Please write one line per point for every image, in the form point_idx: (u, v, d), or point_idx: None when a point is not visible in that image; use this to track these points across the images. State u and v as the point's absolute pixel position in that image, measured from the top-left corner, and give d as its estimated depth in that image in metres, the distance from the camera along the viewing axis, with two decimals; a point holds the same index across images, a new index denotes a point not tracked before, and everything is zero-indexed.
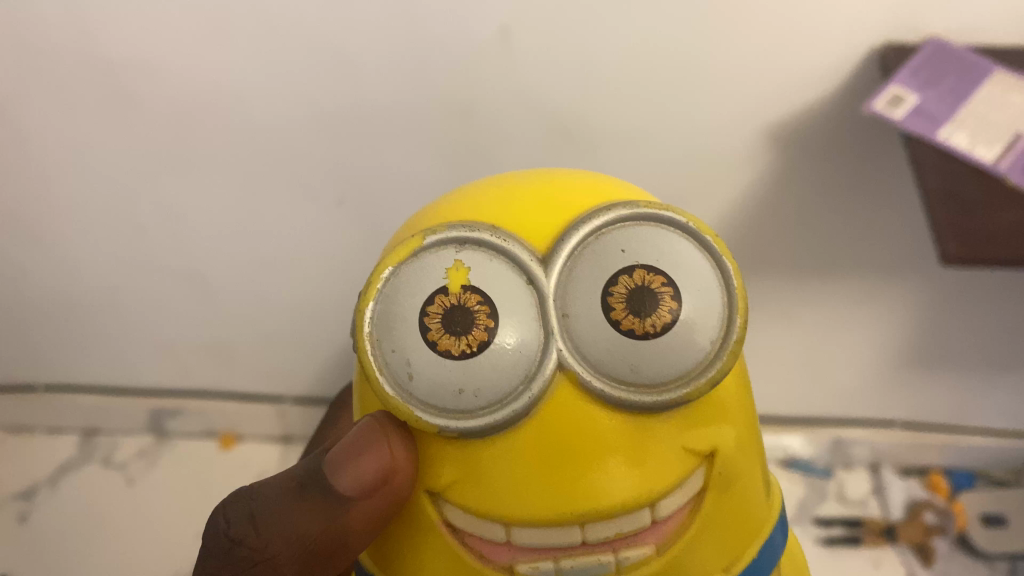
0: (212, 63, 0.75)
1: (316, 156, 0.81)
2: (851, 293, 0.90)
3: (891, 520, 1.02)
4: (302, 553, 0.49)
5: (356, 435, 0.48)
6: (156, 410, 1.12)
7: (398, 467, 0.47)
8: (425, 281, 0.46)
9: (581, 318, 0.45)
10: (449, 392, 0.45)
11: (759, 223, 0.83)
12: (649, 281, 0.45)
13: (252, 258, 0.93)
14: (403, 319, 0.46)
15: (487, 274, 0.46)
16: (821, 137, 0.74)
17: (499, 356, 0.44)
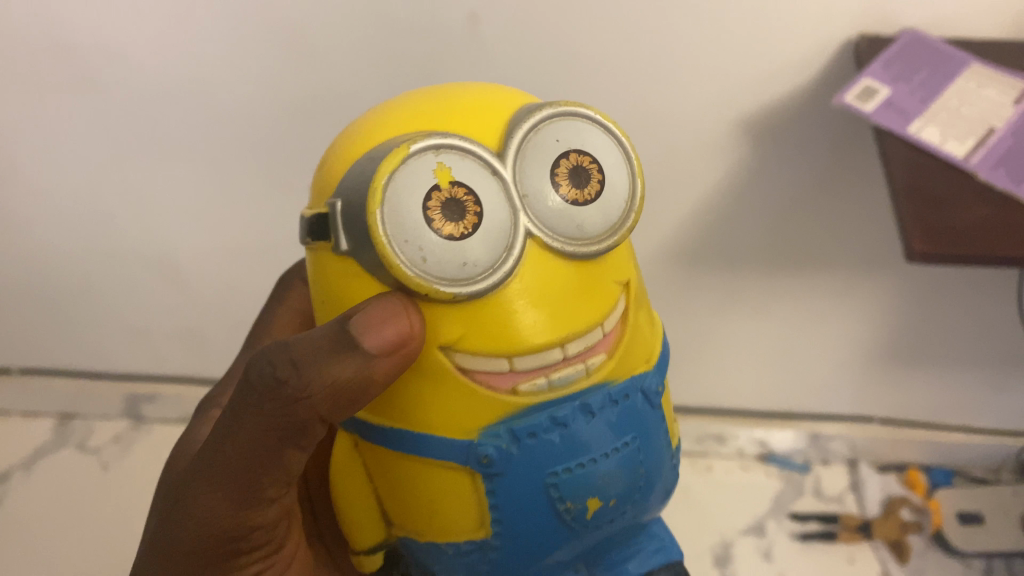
0: (178, 47, 0.74)
1: (286, 144, 0.80)
2: (832, 290, 0.89)
3: (867, 516, 1.02)
4: (333, 401, 0.45)
5: (380, 308, 0.43)
6: (132, 395, 1.11)
7: (415, 336, 0.44)
8: (423, 176, 0.43)
9: (544, 197, 0.45)
10: (450, 268, 0.43)
11: (735, 215, 0.82)
12: (578, 161, 0.46)
13: (229, 244, 0.92)
14: (410, 211, 0.42)
15: (471, 164, 0.44)
16: (798, 129, 0.74)
17: (491, 231, 0.43)
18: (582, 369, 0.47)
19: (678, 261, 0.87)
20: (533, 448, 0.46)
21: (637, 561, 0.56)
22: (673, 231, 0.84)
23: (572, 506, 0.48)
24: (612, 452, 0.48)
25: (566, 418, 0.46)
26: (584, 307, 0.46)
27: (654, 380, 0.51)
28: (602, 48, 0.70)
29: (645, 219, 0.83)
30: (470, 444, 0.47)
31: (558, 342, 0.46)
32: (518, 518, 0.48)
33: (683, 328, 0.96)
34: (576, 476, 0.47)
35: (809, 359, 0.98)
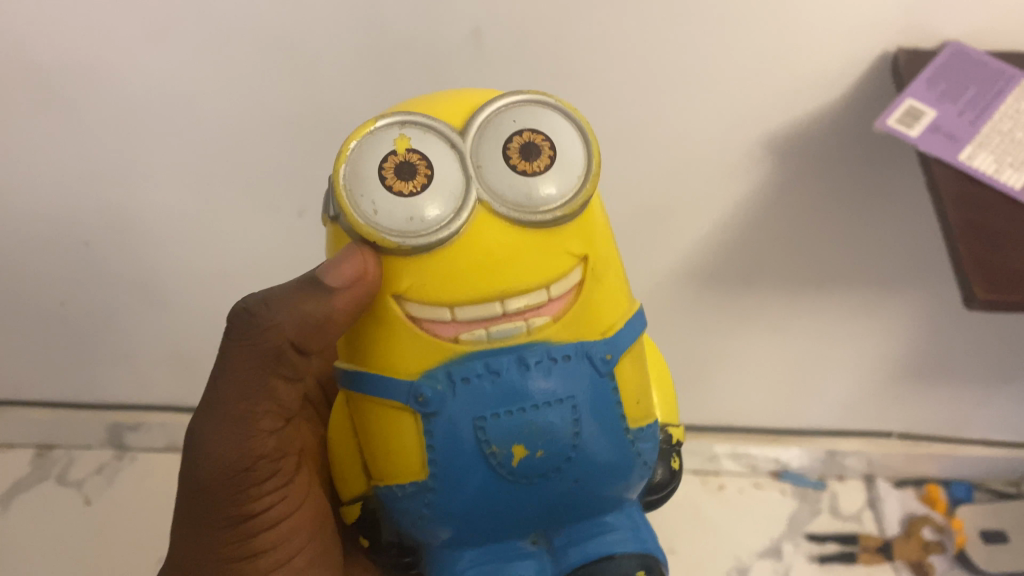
0: (155, 65, 0.68)
1: (274, 167, 0.74)
2: (857, 308, 0.84)
3: (888, 537, 0.98)
4: (304, 331, 0.47)
5: (338, 256, 0.45)
6: (113, 424, 1.05)
7: (371, 278, 0.44)
8: (383, 141, 0.44)
9: (491, 164, 0.44)
10: (399, 222, 0.43)
11: (758, 234, 0.77)
12: (531, 137, 0.45)
13: (214, 270, 0.86)
14: (367, 169, 0.43)
15: (433, 136, 0.44)
16: (827, 147, 0.69)
17: (439, 193, 0.43)
18: (522, 326, 0.45)
19: (695, 280, 0.82)
20: (467, 393, 0.44)
21: (605, 542, 0.49)
22: (690, 251, 0.79)
23: (498, 451, 0.44)
24: (549, 406, 0.45)
25: (499, 367, 0.44)
26: (527, 266, 0.45)
27: (601, 349, 0.47)
28: (620, 62, 0.65)
29: (664, 237, 0.78)
30: (410, 386, 0.45)
31: (494, 295, 0.44)
32: (451, 471, 0.45)
33: (698, 347, 0.91)
34: (510, 427, 0.44)
35: (824, 382, 0.94)
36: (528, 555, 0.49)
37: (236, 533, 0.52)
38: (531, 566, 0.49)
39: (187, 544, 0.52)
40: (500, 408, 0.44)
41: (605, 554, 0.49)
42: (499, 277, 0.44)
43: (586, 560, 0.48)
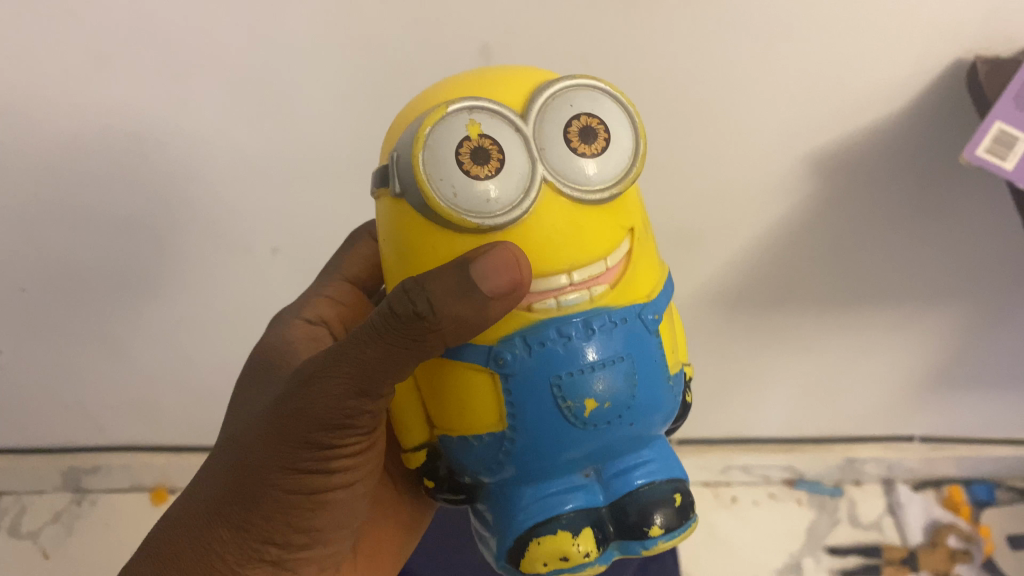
0: (104, 98, 0.60)
1: (246, 201, 0.67)
2: (874, 315, 0.79)
3: (911, 547, 0.91)
4: (453, 339, 0.40)
5: (501, 263, 0.38)
6: (68, 469, 0.94)
7: (523, 282, 0.39)
8: (455, 125, 0.40)
9: (555, 148, 0.41)
10: (476, 203, 0.40)
11: (775, 248, 0.71)
12: (587, 123, 0.41)
13: (176, 314, 0.77)
14: (442, 153, 0.40)
15: (503, 121, 0.41)
16: (863, 157, 0.64)
17: (513, 175, 0.40)
18: (587, 295, 0.43)
19: (707, 297, 0.76)
20: (541, 356, 0.42)
21: (644, 471, 0.46)
22: (703, 268, 0.73)
23: (572, 405, 0.42)
24: (613, 364, 0.42)
25: (571, 331, 0.42)
26: (591, 240, 0.42)
27: (651, 312, 0.45)
28: (635, 82, 0.59)
29: (677, 256, 0.72)
30: (488, 350, 0.43)
31: (563, 269, 0.42)
32: (526, 432, 0.43)
33: (709, 361, 0.84)
34: (581, 383, 0.42)
35: (844, 389, 0.89)
36: (579, 487, 0.45)
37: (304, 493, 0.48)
38: (581, 498, 0.45)
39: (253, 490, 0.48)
40: (573, 365, 0.42)
41: (643, 482, 0.45)
42: (566, 249, 0.42)
43: (630, 490, 0.45)
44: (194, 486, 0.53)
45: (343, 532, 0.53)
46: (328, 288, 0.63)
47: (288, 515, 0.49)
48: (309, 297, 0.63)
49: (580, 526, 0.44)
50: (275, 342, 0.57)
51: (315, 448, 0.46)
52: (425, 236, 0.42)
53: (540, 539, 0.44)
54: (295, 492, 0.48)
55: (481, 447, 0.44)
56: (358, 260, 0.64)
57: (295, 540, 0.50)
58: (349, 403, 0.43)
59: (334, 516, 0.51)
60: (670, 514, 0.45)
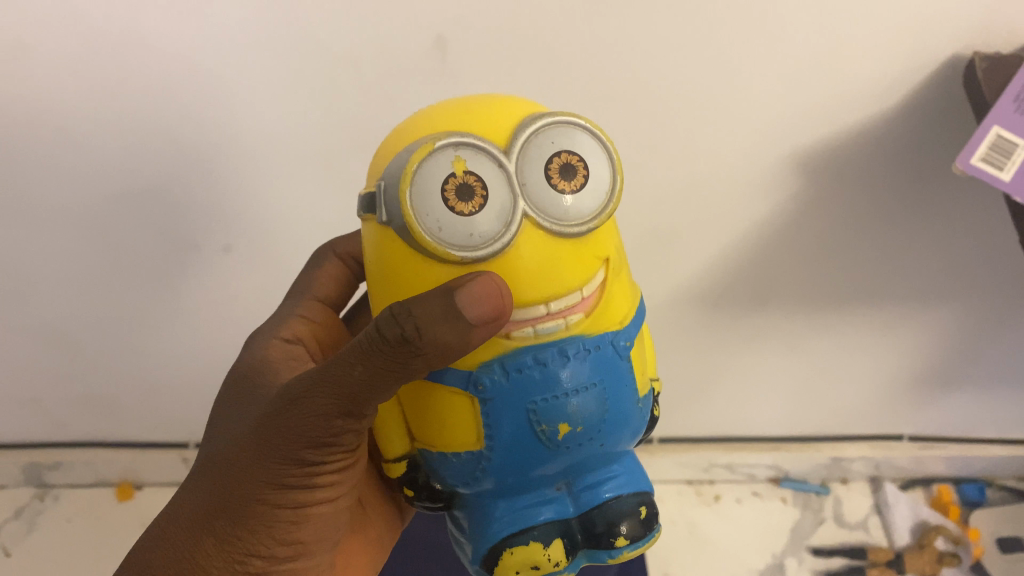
0: (33, 88, 0.56)
1: (194, 199, 0.63)
2: (862, 314, 0.75)
3: (898, 549, 0.87)
4: (439, 363, 0.36)
5: (484, 293, 0.34)
6: (28, 465, 0.90)
7: (506, 311, 0.35)
8: (438, 159, 0.36)
9: (537, 185, 0.37)
10: (459, 238, 0.36)
11: (758, 248, 0.67)
12: (572, 156, 0.38)
13: (132, 312, 0.74)
14: (426, 186, 0.36)
15: (487, 157, 0.37)
16: (852, 155, 0.60)
17: (496, 212, 0.36)
18: (563, 324, 0.39)
19: (686, 296, 0.72)
20: (518, 381, 0.38)
21: (613, 484, 0.43)
22: (683, 267, 0.69)
23: (547, 430, 0.39)
24: (588, 388, 0.39)
25: (547, 355, 0.38)
26: (570, 269, 0.38)
27: (626, 336, 0.40)
28: (602, 73, 0.55)
29: (654, 255, 0.68)
30: (467, 375, 0.39)
31: (539, 299, 0.38)
32: (502, 455, 0.40)
33: (690, 359, 0.81)
34: (557, 407, 0.38)
35: (834, 387, 0.85)
36: (550, 500, 0.43)
37: (287, 509, 0.44)
38: (552, 510, 0.43)
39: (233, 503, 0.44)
40: (550, 391, 0.38)
41: (612, 496, 0.43)
42: (546, 280, 0.38)
43: (599, 503, 0.43)
44: (169, 504, 0.48)
45: (326, 550, 0.48)
46: (300, 309, 0.57)
47: (271, 531, 0.44)
48: (282, 320, 0.56)
49: (551, 537, 0.42)
50: (258, 360, 0.51)
51: (300, 462, 0.42)
52: (403, 259, 0.38)
53: (512, 548, 0.42)
54: (279, 505, 0.43)
55: (459, 464, 0.41)
56: (327, 277, 0.59)
57: (278, 559, 0.45)
58: (337, 417, 0.39)
59: (318, 532, 0.46)
60: (636, 525, 0.43)
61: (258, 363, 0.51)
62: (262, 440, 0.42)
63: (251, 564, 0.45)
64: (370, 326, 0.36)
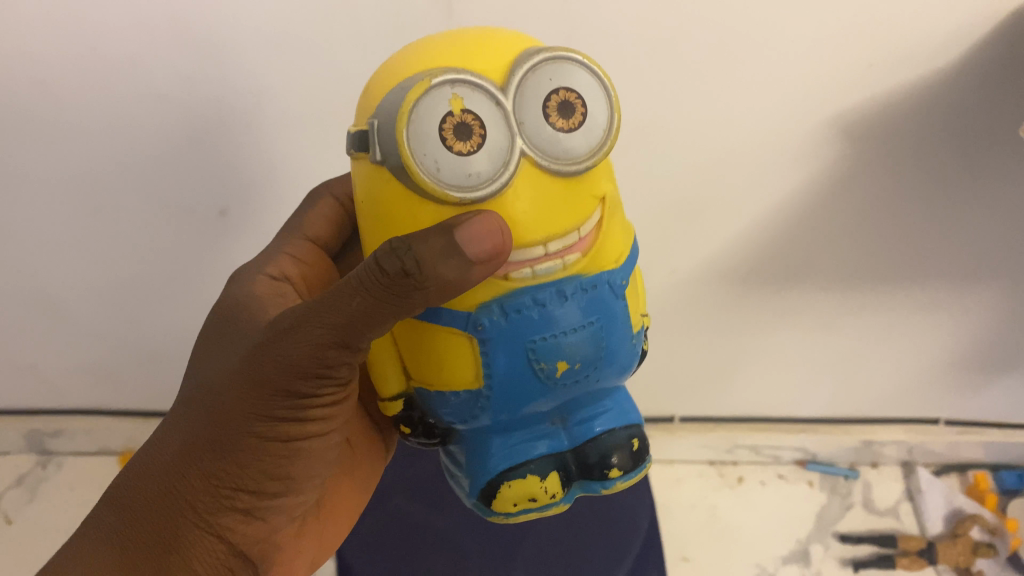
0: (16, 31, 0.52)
1: (188, 157, 0.59)
2: (899, 289, 0.70)
3: (930, 538, 0.82)
4: (438, 300, 0.34)
5: (486, 231, 0.32)
6: (27, 432, 0.87)
7: (507, 249, 0.33)
8: (432, 96, 0.33)
9: (535, 123, 0.34)
10: (456, 178, 0.34)
11: (790, 217, 0.62)
12: (570, 93, 0.35)
13: (126, 277, 0.70)
14: (421, 125, 0.33)
15: (484, 93, 0.34)
16: (893, 120, 0.55)
17: (495, 151, 0.34)
18: (560, 265, 0.36)
19: (711, 269, 0.67)
20: (518, 321, 0.36)
21: (605, 418, 0.41)
22: (710, 239, 0.64)
23: (546, 370, 0.37)
24: (586, 327, 0.37)
25: (546, 296, 0.36)
26: (568, 207, 0.36)
27: (621, 275, 0.38)
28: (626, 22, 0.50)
29: (679, 224, 0.63)
30: (465, 317, 0.36)
31: (538, 239, 0.35)
32: (501, 396, 0.37)
33: (713, 337, 0.76)
34: (556, 346, 0.36)
35: (865, 367, 0.80)
36: (544, 434, 0.41)
37: (275, 443, 0.40)
38: (547, 444, 0.41)
39: (215, 433, 0.40)
40: (549, 331, 0.36)
41: (604, 429, 0.41)
42: (547, 218, 0.35)
43: (592, 436, 0.41)
44: (154, 436, 0.44)
45: (317, 484, 0.45)
46: (289, 247, 0.53)
47: (259, 466, 0.41)
48: (272, 256, 0.52)
49: (548, 470, 0.40)
50: (244, 295, 0.47)
51: (291, 395, 0.38)
52: (395, 203, 0.36)
53: (509, 483, 0.40)
54: (268, 439, 0.40)
55: (457, 403, 0.39)
56: (323, 219, 0.55)
57: (266, 494, 0.42)
58: (330, 348, 0.35)
59: (310, 467, 0.43)
60: (627, 458, 0.41)
61: (247, 298, 0.46)
62: (250, 369, 0.38)
63: (239, 498, 0.42)
64: (367, 257, 0.33)
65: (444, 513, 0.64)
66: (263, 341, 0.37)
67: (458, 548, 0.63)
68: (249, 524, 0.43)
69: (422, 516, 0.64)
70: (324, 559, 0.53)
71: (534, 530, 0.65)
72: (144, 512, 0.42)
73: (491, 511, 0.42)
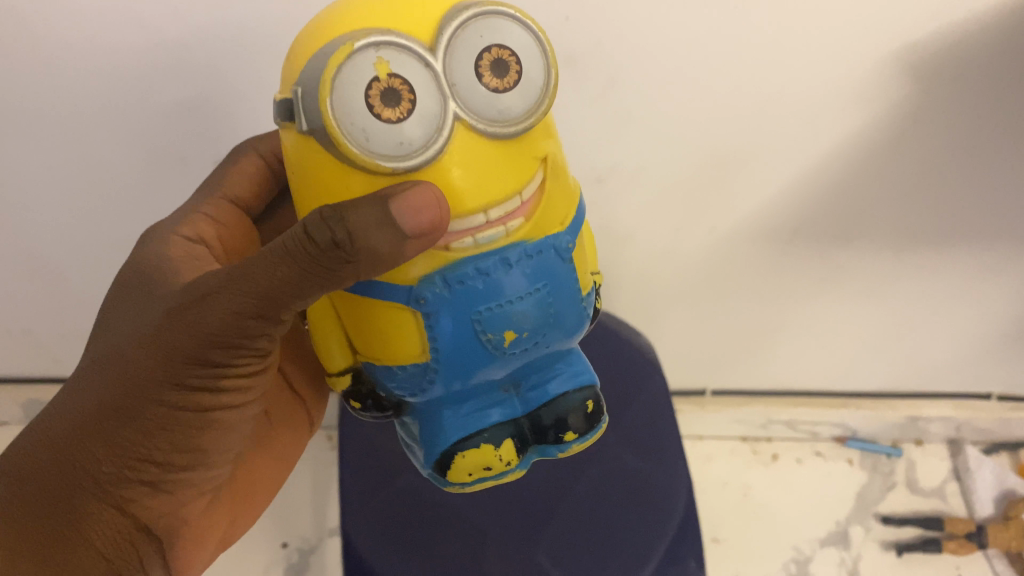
0: None
1: (172, 109, 0.55)
2: (955, 249, 0.63)
3: (978, 520, 0.76)
4: (363, 275, 0.33)
5: (424, 205, 0.30)
6: (27, 402, 0.83)
7: (443, 224, 0.31)
8: (356, 62, 0.30)
9: (467, 85, 0.32)
10: (386, 146, 0.31)
11: (839, 164, 0.56)
12: (504, 51, 0.32)
13: (117, 238, 0.66)
14: (346, 93, 0.31)
15: (413, 56, 0.31)
16: (964, 55, 0.49)
17: (428, 118, 0.31)
18: (503, 231, 0.34)
19: (745, 227, 0.61)
20: (460, 294, 0.34)
21: (558, 380, 0.41)
22: (745, 194, 0.59)
23: (492, 342, 0.35)
24: (531, 294, 0.35)
25: (489, 265, 0.34)
26: (507, 170, 0.33)
27: (566, 238, 0.36)
28: None
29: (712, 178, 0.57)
30: (407, 291, 0.34)
31: (477, 207, 0.33)
32: (449, 368, 0.36)
33: (746, 303, 0.70)
34: (502, 315, 0.34)
35: (911, 335, 0.75)
36: (498, 401, 0.40)
37: (184, 413, 0.39)
38: (501, 411, 0.40)
39: (123, 401, 0.39)
40: (493, 302, 0.34)
41: (558, 391, 0.40)
42: (484, 181, 0.33)
43: (547, 400, 0.40)
44: (52, 403, 0.42)
45: (228, 458, 0.45)
46: (208, 208, 0.51)
47: (169, 437, 0.40)
48: (182, 217, 0.49)
49: (502, 438, 0.40)
50: (155, 259, 0.44)
51: (204, 363, 0.37)
52: (328, 174, 0.33)
53: (463, 452, 0.39)
54: (180, 408, 0.39)
55: (404, 376, 0.37)
56: (244, 177, 0.52)
57: (173, 468, 0.41)
58: (251, 317, 0.35)
59: (222, 440, 0.42)
60: (581, 419, 0.40)
61: (158, 263, 0.43)
62: (164, 335, 0.37)
63: (145, 471, 0.40)
64: (298, 223, 0.33)
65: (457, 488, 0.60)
66: (179, 307, 0.37)
67: (479, 531, 0.58)
68: (153, 498, 0.42)
69: (429, 493, 0.59)
70: (234, 543, 0.51)
71: (561, 510, 0.59)
72: (43, 482, 0.40)
73: (447, 481, 0.41)
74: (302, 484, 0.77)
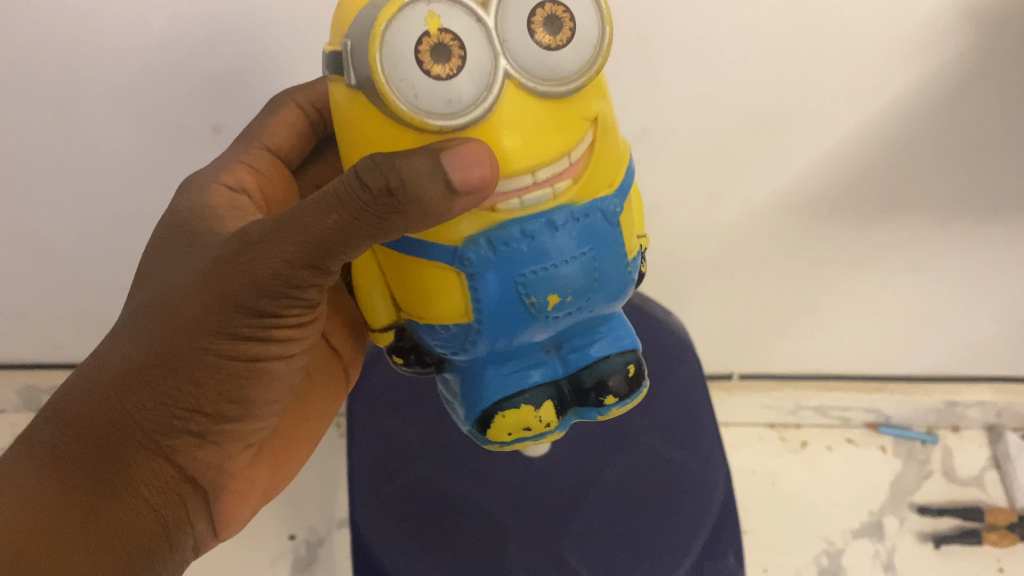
0: None
1: (170, 78, 0.50)
2: (1004, 217, 0.59)
3: (1020, 510, 0.71)
4: (416, 226, 0.30)
5: (469, 160, 0.28)
6: (23, 388, 0.79)
7: (491, 181, 0.28)
8: (405, 15, 0.28)
9: (519, 41, 0.29)
10: (434, 105, 0.28)
11: (884, 124, 0.52)
12: (557, 5, 0.29)
13: (111, 215, 0.62)
14: (395, 48, 0.28)
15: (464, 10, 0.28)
16: None
17: (479, 74, 0.28)
18: (550, 193, 0.31)
19: (781, 198, 0.57)
20: (504, 256, 0.31)
21: (601, 343, 0.38)
22: (784, 161, 0.54)
23: (537, 306, 0.32)
24: (578, 257, 0.32)
25: (536, 227, 0.31)
26: (560, 129, 0.30)
27: (614, 201, 0.33)
28: None
29: (749, 143, 0.53)
30: (451, 251, 0.31)
31: (526, 167, 0.30)
32: (491, 330, 0.33)
33: (779, 279, 0.66)
34: (548, 278, 0.32)
35: (954, 314, 0.70)
36: (539, 362, 0.37)
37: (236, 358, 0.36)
38: (542, 372, 0.37)
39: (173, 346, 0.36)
40: (539, 264, 0.31)
41: (600, 354, 0.38)
42: (536, 140, 0.30)
43: (588, 362, 0.38)
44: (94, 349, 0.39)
45: (274, 409, 0.42)
46: (245, 158, 0.47)
47: (218, 385, 0.37)
48: (223, 165, 0.46)
49: (542, 400, 0.37)
50: (199, 203, 0.41)
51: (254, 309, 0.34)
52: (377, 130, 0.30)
53: (502, 414, 0.36)
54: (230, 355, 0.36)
55: (446, 335, 0.34)
56: (287, 128, 0.48)
57: (222, 417, 0.39)
58: (298, 266, 0.32)
59: (269, 390, 0.39)
60: (623, 382, 0.37)
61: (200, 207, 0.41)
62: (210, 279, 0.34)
63: (193, 420, 0.38)
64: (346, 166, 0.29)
65: (478, 480, 0.56)
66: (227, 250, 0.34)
67: (501, 526, 0.54)
68: (202, 449, 0.39)
69: (448, 484, 0.55)
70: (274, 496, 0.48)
71: (588, 505, 0.55)
72: (85, 432, 0.37)
73: (486, 440, 0.38)
74: (312, 472, 0.74)
